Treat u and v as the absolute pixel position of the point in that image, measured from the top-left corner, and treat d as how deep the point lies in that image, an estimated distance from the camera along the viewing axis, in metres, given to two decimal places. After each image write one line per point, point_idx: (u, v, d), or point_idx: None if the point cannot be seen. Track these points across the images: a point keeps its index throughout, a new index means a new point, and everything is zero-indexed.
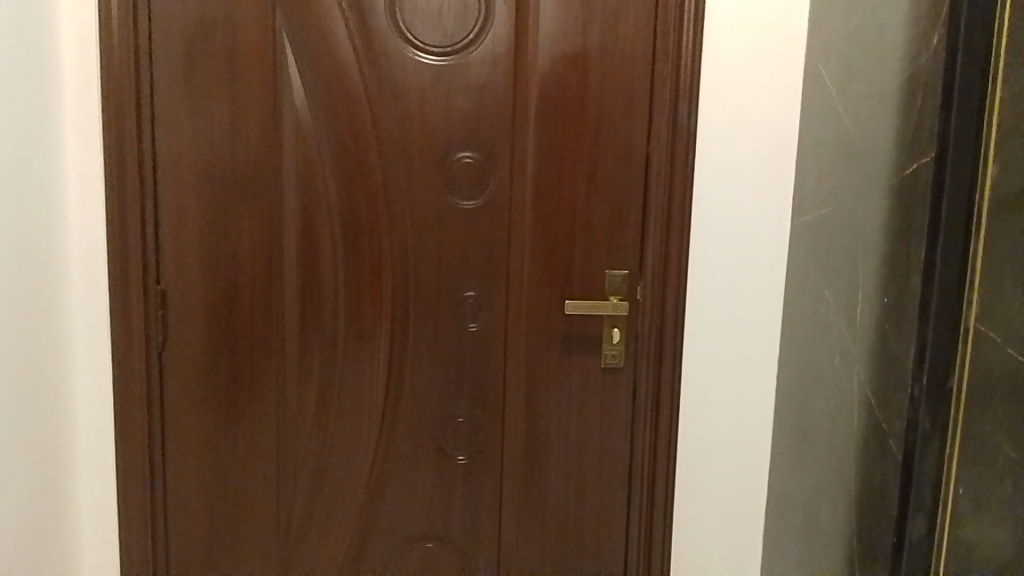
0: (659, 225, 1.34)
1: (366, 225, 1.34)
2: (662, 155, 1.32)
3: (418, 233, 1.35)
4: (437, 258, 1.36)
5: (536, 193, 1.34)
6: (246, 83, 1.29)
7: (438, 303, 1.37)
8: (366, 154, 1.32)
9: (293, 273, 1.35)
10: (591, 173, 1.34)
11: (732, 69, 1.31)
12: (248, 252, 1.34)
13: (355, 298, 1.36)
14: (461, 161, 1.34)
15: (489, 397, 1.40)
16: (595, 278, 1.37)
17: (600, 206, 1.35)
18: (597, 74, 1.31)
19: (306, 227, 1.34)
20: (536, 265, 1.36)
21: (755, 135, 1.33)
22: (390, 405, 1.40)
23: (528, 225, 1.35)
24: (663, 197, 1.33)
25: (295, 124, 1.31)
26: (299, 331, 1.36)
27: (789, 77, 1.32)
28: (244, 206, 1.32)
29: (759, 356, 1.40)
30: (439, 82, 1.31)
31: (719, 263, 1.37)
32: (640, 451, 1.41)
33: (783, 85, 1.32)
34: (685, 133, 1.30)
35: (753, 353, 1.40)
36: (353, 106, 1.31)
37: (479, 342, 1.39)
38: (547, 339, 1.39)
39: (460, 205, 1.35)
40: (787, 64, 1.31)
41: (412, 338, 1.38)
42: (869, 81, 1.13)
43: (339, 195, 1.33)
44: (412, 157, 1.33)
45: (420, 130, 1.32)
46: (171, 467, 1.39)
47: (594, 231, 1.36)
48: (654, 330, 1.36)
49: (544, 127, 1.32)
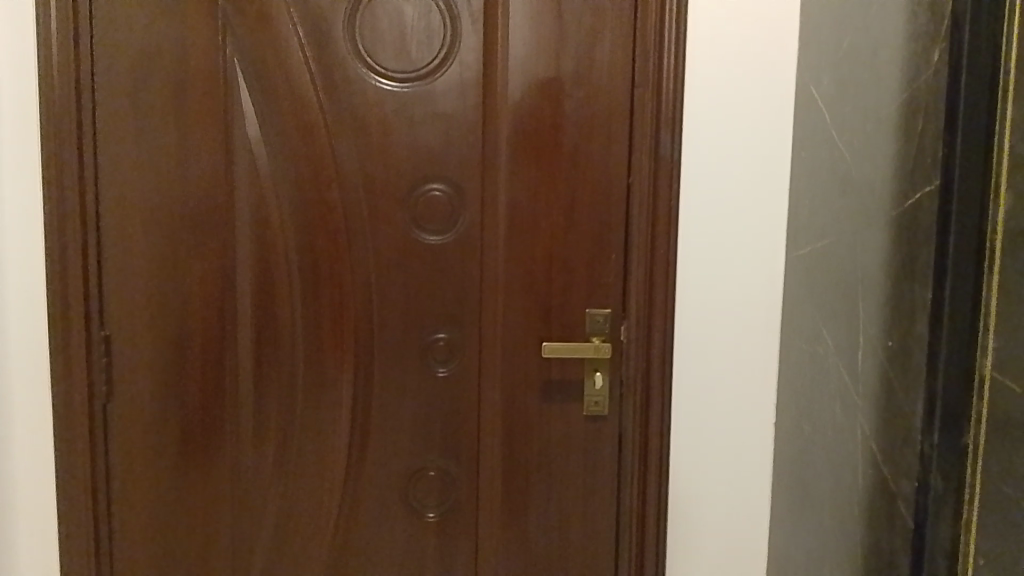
0: (643, 262, 1.24)
1: (329, 265, 1.25)
2: (644, 186, 1.23)
3: (383, 274, 1.25)
4: (404, 300, 1.26)
5: (510, 228, 1.25)
6: (197, 116, 1.21)
7: (406, 349, 1.27)
8: (327, 189, 1.23)
9: (249, 317, 1.25)
10: (568, 207, 1.25)
11: (718, 93, 1.21)
12: (200, 296, 1.24)
13: (317, 344, 1.26)
14: (428, 196, 1.24)
15: (462, 449, 1.30)
16: (575, 319, 1.27)
17: (578, 243, 1.26)
18: (572, 102, 1.23)
19: (264, 268, 1.24)
20: (511, 305, 1.26)
21: (743, 164, 1.23)
22: (355, 458, 1.29)
23: (502, 263, 1.25)
24: (647, 233, 1.23)
25: (248, 158, 1.22)
26: (257, 379, 1.26)
27: (779, 102, 1.22)
28: (196, 246, 1.23)
29: (755, 400, 1.29)
30: (404, 112, 1.23)
31: (710, 304, 1.27)
32: (628, 506, 1.30)
33: (773, 110, 1.22)
34: (669, 162, 1.21)
35: (748, 397, 1.29)
36: (313, 139, 1.22)
37: (450, 390, 1.28)
38: (525, 386, 1.28)
39: (426, 242, 1.25)
40: (776, 87, 1.22)
41: (379, 387, 1.27)
42: (869, 103, 1.03)
43: (296, 232, 1.24)
44: (375, 192, 1.24)
45: (385, 163, 1.23)
46: (117, 528, 1.28)
47: (573, 269, 1.26)
48: (640, 375, 1.26)
49: (517, 158, 1.23)
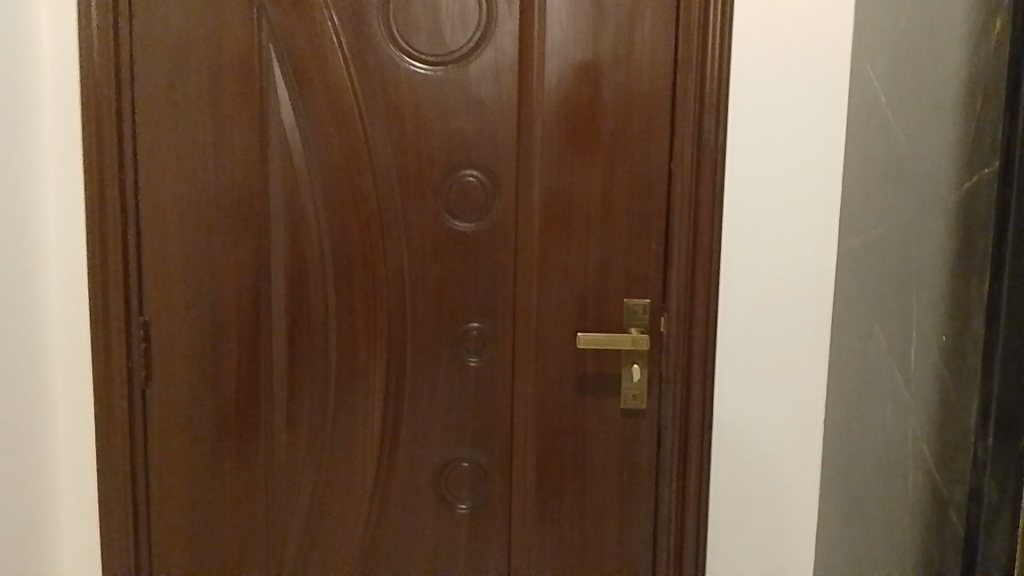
0: (683, 251, 1.19)
1: (362, 253, 1.24)
2: (686, 173, 1.18)
3: (418, 263, 1.24)
4: (439, 289, 1.24)
5: (544, 216, 1.22)
6: (232, 104, 1.21)
7: (439, 338, 1.25)
8: (359, 176, 1.22)
9: (282, 305, 1.25)
10: (606, 194, 1.21)
11: (766, 72, 1.14)
12: (235, 283, 1.24)
13: (350, 332, 1.25)
14: (462, 183, 1.22)
15: (495, 441, 1.28)
16: (612, 310, 1.24)
17: (616, 232, 1.22)
18: (610, 86, 1.19)
19: (298, 256, 1.24)
20: (546, 296, 1.23)
21: (793, 150, 1.16)
22: (387, 447, 1.28)
23: (538, 252, 1.22)
24: (688, 221, 1.18)
25: (282, 144, 1.22)
26: (290, 366, 1.26)
27: (833, 80, 1.14)
28: (231, 233, 1.23)
29: (804, 399, 1.22)
30: (438, 97, 1.20)
31: (756, 298, 1.20)
32: (666, 506, 1.26)
33: (826, 90, 1.14)
34: (712, 148, 1.15)
35: (797, 397, 1.22)
36: (346, 126, 1.21)
37: (483, 382, 1.26)
38: (560, 378, 1.25)
39: (458, 230, 1.23)
40: (830, 67, 1.14)
41: (411, 376, 1.26)
42: (923, 88, 0.97)
43: (329, 219, 1.23)
44: (408, 179, 1.22)
45: (418, 150, 1.21)
46: (154, 509, 1.30)
47: (610, 259, 1.22)
48: (680, 369, 1.21)
49: (552, 145, 1.20)
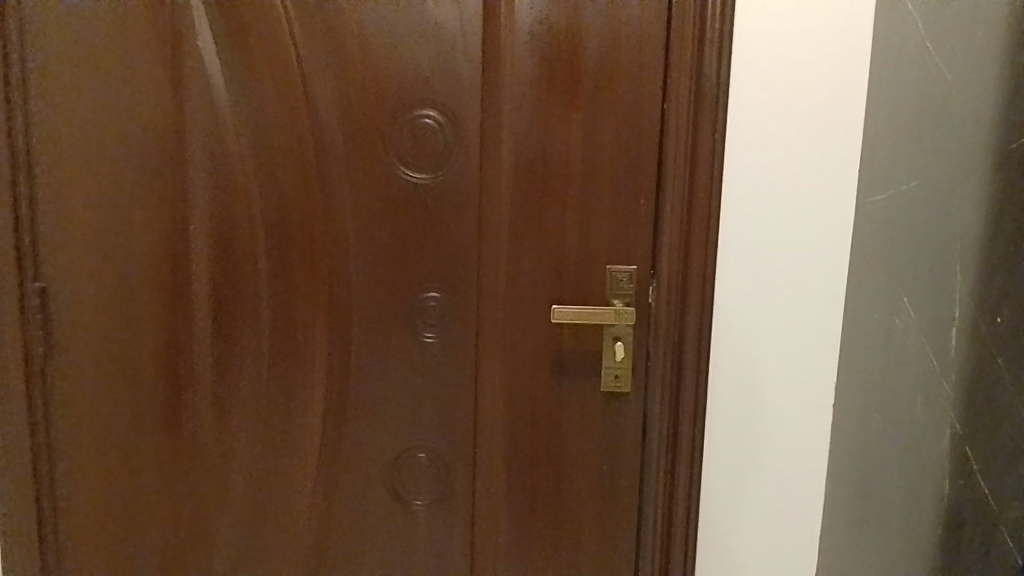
0: (676, 210, 1.02)
1: (300, 211, 1.05)
2: (681, 118, 1.00)
3: (367, 223, 1.05)
4: (390, 253, 1.06)
5: (514, 169, 1.03)
6: (139, 30, 1.00)
7: (391, 311, 1.08)
8: (296, 119, 1.03)
9: (206, 271, 1.06)
10: (589, 143, 1.03)
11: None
12: (151, 246, 1.06)
13: (288, 303, 1.08)
14: (416, 128, 1.03)
15: (457, 427, 1.11)
16: (593, 278, 1.06)
17: (599, 187, 1.04)
18: (593, 12, 1.00)
19: (223, 213, 1.05)
20: (516, 262, 1.05)
21: (807, 93, 0.98)
22: (333, 434, 1.11)
23: (506, 211, 1.04)
24: (682, 175, 1.01)
25: (202, 78, 1.02)
26: (217, 342, 1.08)
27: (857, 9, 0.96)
28: (144, 185, 1.04)
29: (813, 385, 1.05)
30: (388, 23, 1.00)
31: (760, 267, 1.03)
32: (652, 501, 1.10)
33: (849, 19, 0.96)
34: (711, 91, 0.98)
35: (804, 383, 1.05)
36: (278, 57, 1.01)
37: (443, 361, 1.09)
38: (532, 357, 1.08)
39: (413, 183, 1.04)
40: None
41: (359, 355, 1.09)
42: (987, 19, 0.83)
43: (261, 169, 1.04)
44: (352, 123, 1.03)
45: (364, 87, 1.02)
46: (61, 504, 1.11)
47: (593, 219, 1.05)
48: (669, 348, 1.04)
49: (525, 82, 1.01)
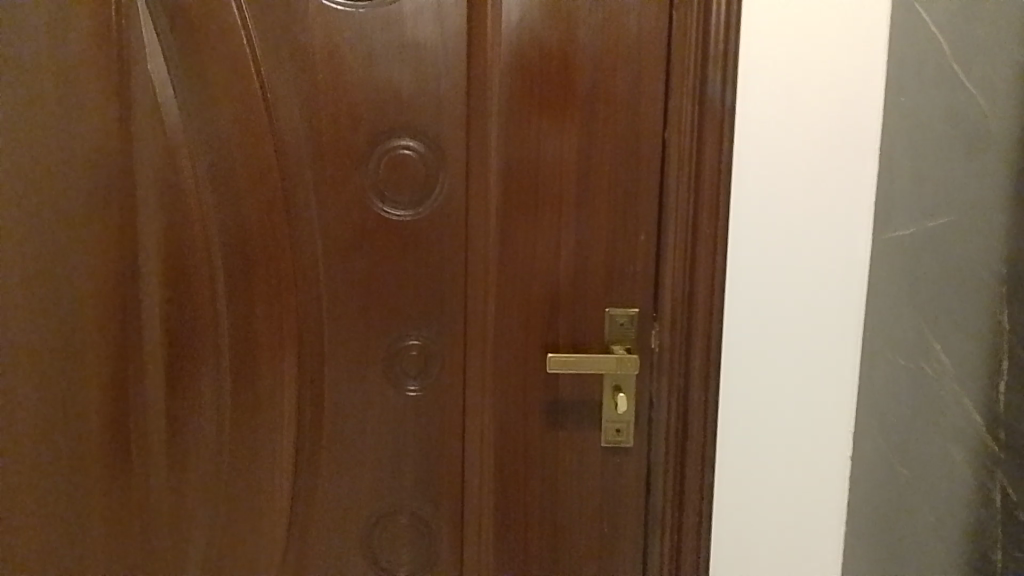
0: (679, 245, 0.93)
1: (263, 249, 0.94)
2: (684, 144, 0.91)
3: (339, 263, 0.95)
4: (364, 295, 0.96)
5: (502, 201, 0.94)
6: (83, 48, 0.90)
7: (367, 359, 0.97)
8: (258, 147, 0.92)
9: (159, 316, 0.95)
10: (583, 172, 0.94)
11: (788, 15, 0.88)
12: (96, 288, 0.94)
13: (250, 351, 0.96)
14: (393, 158, 0.93)
15: (441, 486, 1.01)
16: (590, 320, 0.97)
17: (595, 221, 0.95)
18: (587, 29, 0.91)
19: (177, 252, 0.94)
20: (505, 305, 0.95)
21: (818, 117, 0.90)
22: (303, 497, 1.00)
23: (494, 247, 0.94)
24: (686, 207, 0.92)
25: (152, 104, 0.91)
26: (171, 395, 0.97)
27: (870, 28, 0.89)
28: (88, 221, 0.93)
29: (829, 432, 0.97)
30: (361, 43, 0.90)
31: (770, 306, 0.94)
32: (657, 564, 1.00)
33: (862, 39, 0.89)
34: (717, 115, 0.89)
35: (820, 430, 0.97)
36: (239, 79, 0.90)
37: (424, 413, 0.99)
38: (523, 407, 0.98)
39: (391, 218, 0.94)
40: (868, 12, 0.89)
41: (330, 408, 0.98)
42: (1003, 37, 0.73)
43: (220, 205, 0.93)
44: (322, 152, 0.93)
45: (336, 112, 0.92)
46: None
47: (588, 256, 0.95)
48: (675, 396, 0.95)
49: (512, 108, 0.92)
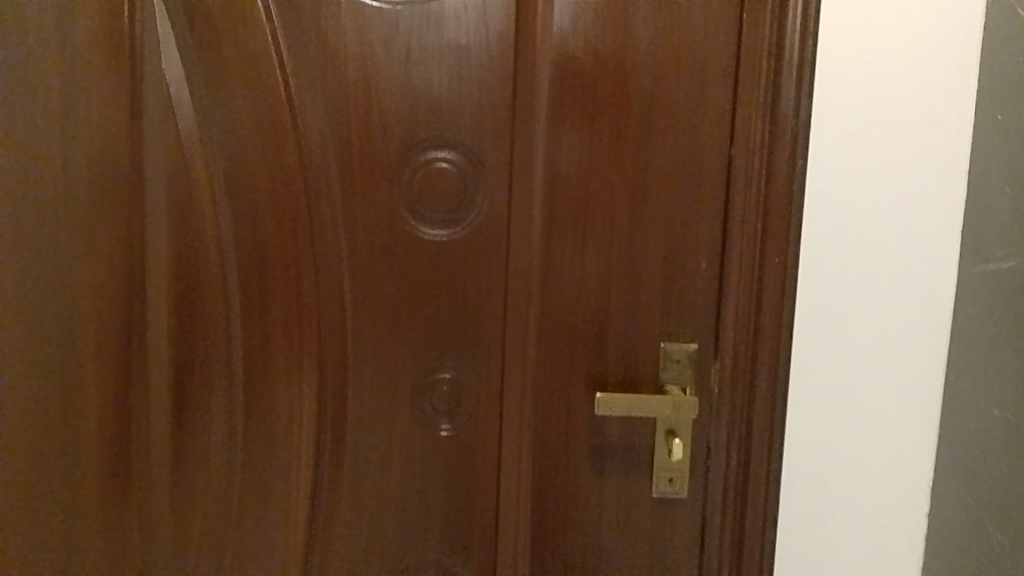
0: (744, 273, 0.82)
1: (282, 269, 0.85)
2: (752, 162, 0.81)
3: (365, 284, 0.85)
4: (391, 320, 0.86)
5: (547, 220, 0.84)
6: (94, 45, 0.82)
7: (392, 392, 0.87)
8: (280, 155, 0.83)
9: (166, 340, 0.87)
10: (637, 191, 0.84)
11: (864, 19, 0.77)
12: (99, 308, 0.86)
13: (264, 382, 0.87)
14: (429, 171, 0.84)
15: (469, 536, 0.90)
16: (642, 355, 0.86)
17: (651, 245, 0.85)
18: (646, 30, 0.81)
19: (187, 269, 0.85)
20: (547, 336, 0.85)
21: (905, 134, 0.78)
22: (317, 543, 0.90)
23: (536, 272, 0.84)
24: (753, 231, 0.81)
25: (166, 106, 0.83)
26: (178, 426, 0.88)
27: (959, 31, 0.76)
28: (93, 234, 0.85)
29: (907, 498, 0.83)
30: (394, 45, 0.82)
31: (840, 351, 0.81)
32: None
33: (950, 44, 0.77)
34: (788, 128, 0.78)
35: (896, 497, 0.83)
36: (260, 81, 0.82)
37: (454, 454, 0.88)
38: (565, 452, 0.87)
39: (423, 237, 0.85)
40: (956, 13, 0.76)
41: (350, 447, 0.88)
42: None
43: (236, 218, 0.85)
44: (349, 161, 0.84)
45: (366, 119, 0.83)
46: None
47: (642, 284, 0.85)
48: (737, 442, 0.85)
49: (560, 118, 0.83)
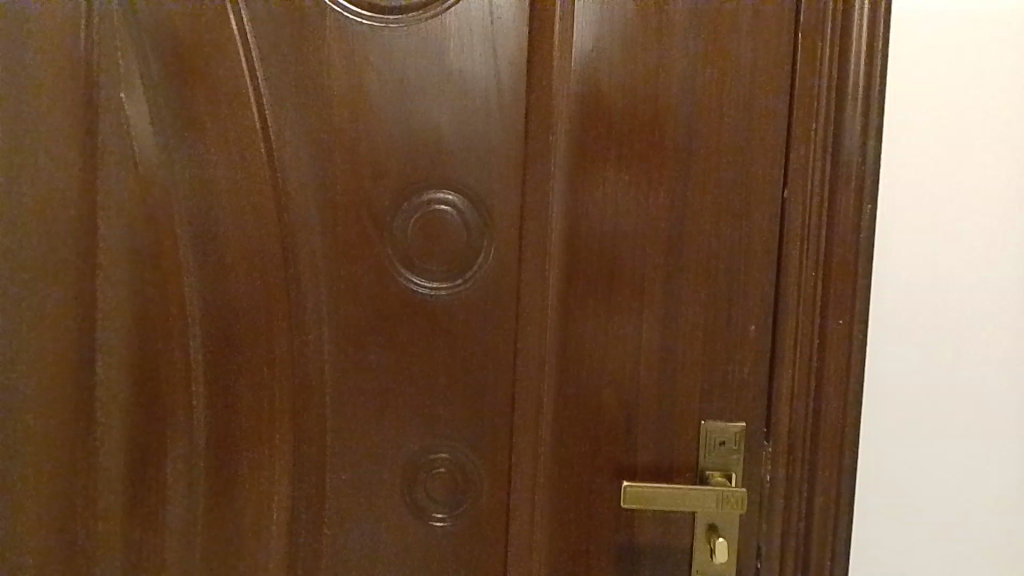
0: (800, 341, 0.68)
1: (253, 339, 0.71)
2: (810, 209, 0.67)
3: (348, 356, 0.71)
4: (377, 398, 0.72)
5: (566, 280, 0.70)
6: (42, 71, 0.69)
7: (379, 485, 0.72)
8: (252, 200, 0.70)
9: (114, 415, 0.72)
10: (675, 243, 0.70)
11: (950, 39, 0.64)
12: (39, 386, 0.71)
13: (230, 476, 0.72)
14: (425, 214, 0.70)
15: None
16: (679, 437, 0.72)
17: (692, 306, 0.70)
18: (688, 53, 0.68)
19: (143, 341, 0.71)
20: (566, 414, 0.71)
21: (997, 174, 0.65)
22: None
23: (554, 340, 0.71)
24: (812, 290, 0.67)
25: (118, 136, 0.70)
26: (128, 531, 0.73)
27: None
28: (33, 290, 0.71)
29: None
30: (387, 69, 0.69)
31: (918, 435, 0.67)
32: None
33: None
34: (852, 169, 0.65)
35: None
36: (233, 116, 0.69)
37: (452, 553, 0.73)
38: (586, 557, 0.73)
39: (417, 292, 0.71)
40: None
41: (327, 552, 0.73)
42: None
43: (201, 269, 0.71)
44: (331, 211, 0.70)
45: (353, 160, 0.70)
46: None
47: (680, 354, 0.71)
48: (792, 546, 0.70)
49: (581, 157, 0.69)
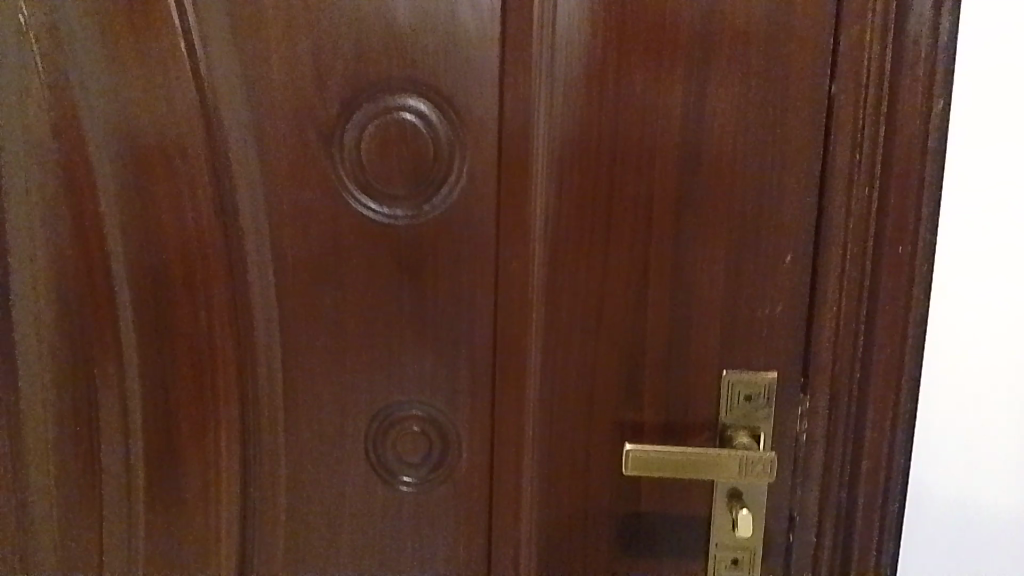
0: (847, 281, 0.55)
1: (189, 285, 0.61)
2: (865, 106, 0.53)
3: (300, 297, 0.60)
4: (337, 353, 0.61)
5: (555, 210, 0.57)
6: None
7: (342, 451, 0.63)
8: (176, 112, 0.58)
9: (38, 364, 0.62)
10: (693, 154, 0.56)
11: None
12: None
13: (175, 438, 0.63)
14: (382, 125, 0.57)
15: None
16: (696, 390, 0.60)
17: (712, 232, 0.57)
18: None
19: (65, 285, 0.61)
20: (558, 364, 0.60)
21: None
22: None
23: (542, 276, 0.58)
24: (863, 210, 0.54)
25: (15, 34, 0.58)
26: (65, 497, 0.65)
27: None
28: None
29: None
30: None
31: (993, 392, 0.54)
32: None
33: None
34: (919, 61, 0.51)
35: None
36: (147, 13, 0.56)
37: (428, 521, 0.63)
38: (584, 534, 0.62)
39: (375, 220, 0.59)
40: None
41: (286, 519, 0.64)
42: None
43: (123, 194, 0.60)
44: (269, 133, 0.58)
45: (292, 69, 0.57)
46: None
47: (697, 291, 0.58)
48: (828, 516, 0.58)
49: (574, 48, 0.55)
